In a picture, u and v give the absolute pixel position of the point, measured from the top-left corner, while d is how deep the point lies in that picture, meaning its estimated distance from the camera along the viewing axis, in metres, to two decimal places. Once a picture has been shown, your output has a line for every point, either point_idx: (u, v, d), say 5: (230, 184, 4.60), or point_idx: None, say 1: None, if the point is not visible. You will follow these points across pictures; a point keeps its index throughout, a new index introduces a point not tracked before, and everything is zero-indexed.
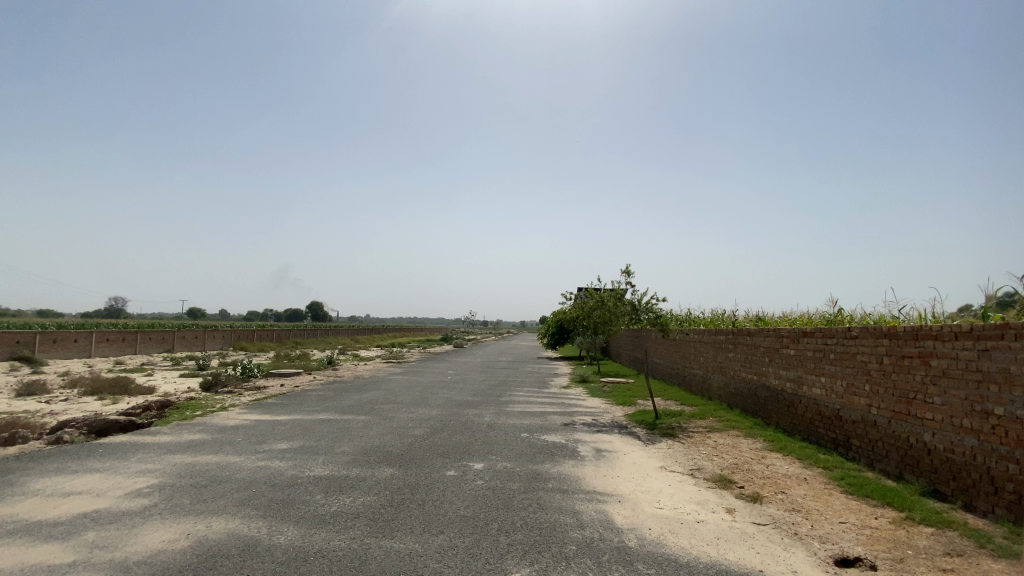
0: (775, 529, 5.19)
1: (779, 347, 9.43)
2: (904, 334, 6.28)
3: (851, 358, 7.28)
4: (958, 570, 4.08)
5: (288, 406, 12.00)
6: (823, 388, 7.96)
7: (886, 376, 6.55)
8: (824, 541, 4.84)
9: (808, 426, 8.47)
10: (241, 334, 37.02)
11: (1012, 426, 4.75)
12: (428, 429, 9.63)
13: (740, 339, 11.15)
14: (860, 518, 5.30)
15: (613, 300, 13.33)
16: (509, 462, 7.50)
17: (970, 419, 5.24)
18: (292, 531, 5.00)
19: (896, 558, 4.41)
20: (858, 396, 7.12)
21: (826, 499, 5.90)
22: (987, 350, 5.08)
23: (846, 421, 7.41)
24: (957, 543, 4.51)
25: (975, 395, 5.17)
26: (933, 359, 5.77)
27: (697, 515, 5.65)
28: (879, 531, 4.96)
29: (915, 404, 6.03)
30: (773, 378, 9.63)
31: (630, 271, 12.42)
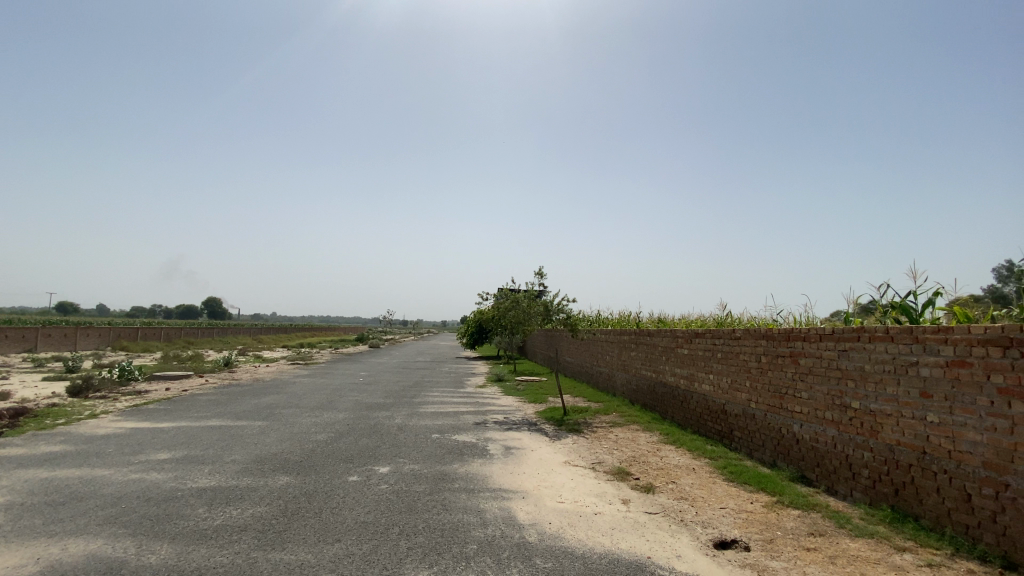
0: (664, 517, 5.54)
1: (675, 346, 10.11)
2: (778, 335, 6.97)
3: (735, 356, 7.97)
4: (818, 548, 4.58)
5: (173, 412, 10.89)
6: (712, 384, 8.65)
7: (763, 373, 7.24)
8: (706, 526, 5.24)
9: (698, 419, 9.15)
10: (123, 333, 33.18)
11: (866, 418, 5.41)
12: (332, 433, 9.20)
13: (641, 339, 11.82)
14: (738, 503, 5.81)
15: (528, 301, 13.66)
16: (416, 464, 7.35)
17: (831, 412, 5.92)
18: (166, 550, 4.52)
19: (766, 539, 4.87)
20: (740, 391, 7.81)
21: (710, 486, 6.41)
22: (845, 350, 5.75)
23: (730, 414, 8.10)
24: (820, 524, 5.06)
25: (836, 390, 5.84)
26: (802, 358, 6.45)
27: (595, 507, 5.89)
28: (753, 515, 5.45)
29: (786, 398, 6.71)
30: (669, 375, 10.31)
31: (543, 273, 12.73)
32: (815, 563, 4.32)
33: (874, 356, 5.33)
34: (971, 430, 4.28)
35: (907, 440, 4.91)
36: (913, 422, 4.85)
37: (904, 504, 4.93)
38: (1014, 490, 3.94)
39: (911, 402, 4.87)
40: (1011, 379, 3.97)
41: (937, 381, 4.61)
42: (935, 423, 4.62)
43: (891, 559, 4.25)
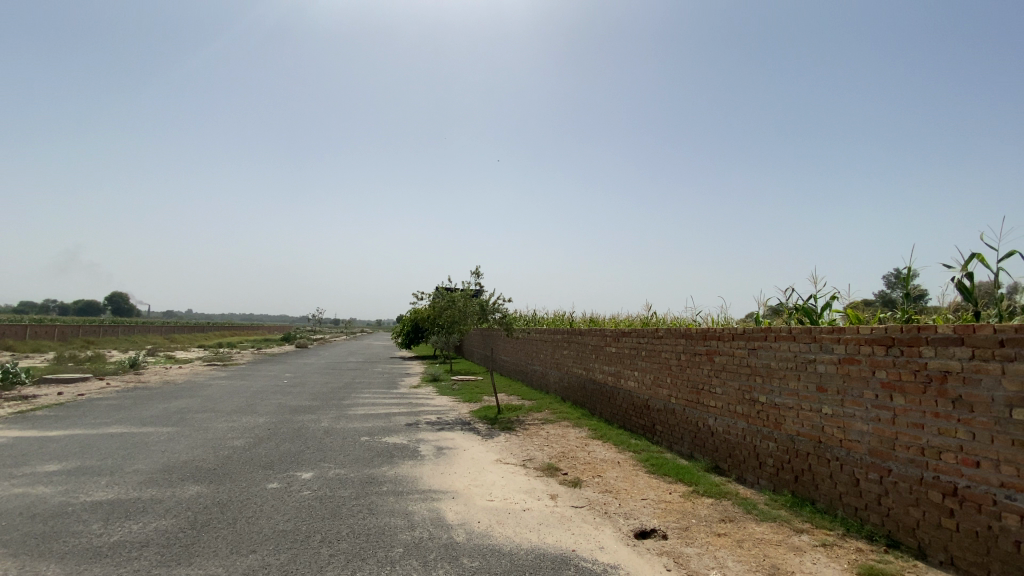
0: (589, 510, 5.72)
1: (604, 345, 10.46)
2: (696, 334, 7.40)
3: (658, 354, 8.37)
4: (727, 533, 4.91)
5: (65, 419, 9.80)
6: (637, 381, 9.03)
7: (682, 370, 7.66)
8: (628, 517, 5.47)
9: (624, 414, 9.53)
10: (7, 331, 29.46)
11: (771, 411, 5.87)
12: (251, 439, 8.68)
13: (573, 338, 12.13)
14: (658, 493, 6.11)
15: (464, 299, 13.55)
16: (342, 468, 7.10)
17: (741, 406, 6.37)
18: (52, 572, 4.06)
19: (682, 526, 5.16)
20: (662, 387, 8.22)
21: (632, 479, 6.69)
22: (754, 348, 6.21)
23: (652, 409, 8.50)
24: (730, 511, 5.44)
25: (745, 385, 6.29)
26: (717, 355, 6.88)
27: (524, 504, 5.97)
28: (671, 504, 5.76)
29: (703, 393, 7.14)
30: (598, 372, 10.65)
31: (479, 272, 12.71)
32: (724, 547, 4.63)
33: (779, 354, 5.79)
34: (859, 420, 4.75)
35: (806, 430, 5.37)
36: (811, 413, 5.31)
37: (803, 489, 5.39)
38: (894, 474, 4.41)
39: (810, 396, 5.33)
40: (892, 374, 4.44)
41: (831, 376, 5.08)
42: (829, 414, 5.09)
43: (790, 540, 4.65)
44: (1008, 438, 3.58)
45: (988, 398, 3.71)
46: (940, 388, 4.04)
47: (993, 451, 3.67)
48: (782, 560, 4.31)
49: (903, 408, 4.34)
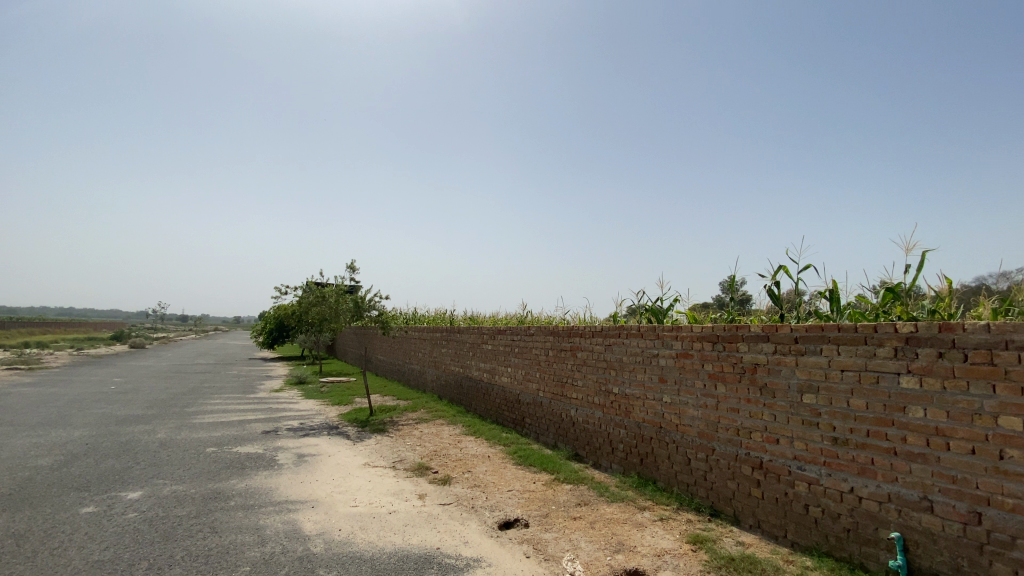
0: (456, 506, 5.78)
1: (480, 342, 10.63)
2: (562, 331, 7.86)
3: (529, 350, 8.74)
4: (582, 516, 5.30)
5: None
6: (509, 376, 9.34)
7: (549, 364, 8.09)
8: (494, 509, 5.64)
9: (497, 410, 9.80)
10: None
11: (622, 401, 6.47)
12: (62, 456, 7.29)
13: (451, 336, 12.14)
14: (523, 484, 6.39)
15: (336, 296, 12.75)
16: (181, 485, 6.29)
17: (598, 397, 6.92)
18: None
19: (543, 514, 5.45)
20: (531, 382, 8.61)
21: (500, 471, 6.91)
22: (610, 344, 6.78)
23: (523, 403, 8.86)
24: (586, 495, 5.88)
25: (602, 378, 6.84)
26: (579, 350, 7.39)
27: (390, 506, 5.84)
28: (534, 493, 6.06)
29: (566, 386, 7.62)
30: (474, 369, 10.82)
31: (354, 267, 12.10)
32: (579, 530, 4.99)
33: (630, 349, 6.39)
34: (691, 407, 5.43)
35: (650, 417, 6.01)
36: (654, 402, 5.95)
37: (647, 471, 6.03)
38: (717, 453, 5.12)
39: (653, 386, 5.97)
40: (717, 366, 5.14)
41: (670, 369, 5.75)
42: (668, 402, 5.75)
43: (634, 518, 5.17)
44: (799, 419, 4.34)
45: (786, 385, 4.46)
46: (752, 377, 4.77)
47: (788, 430, 4.42)
48: (626, 536, 4.77)
49: (725, 395, 5.05)
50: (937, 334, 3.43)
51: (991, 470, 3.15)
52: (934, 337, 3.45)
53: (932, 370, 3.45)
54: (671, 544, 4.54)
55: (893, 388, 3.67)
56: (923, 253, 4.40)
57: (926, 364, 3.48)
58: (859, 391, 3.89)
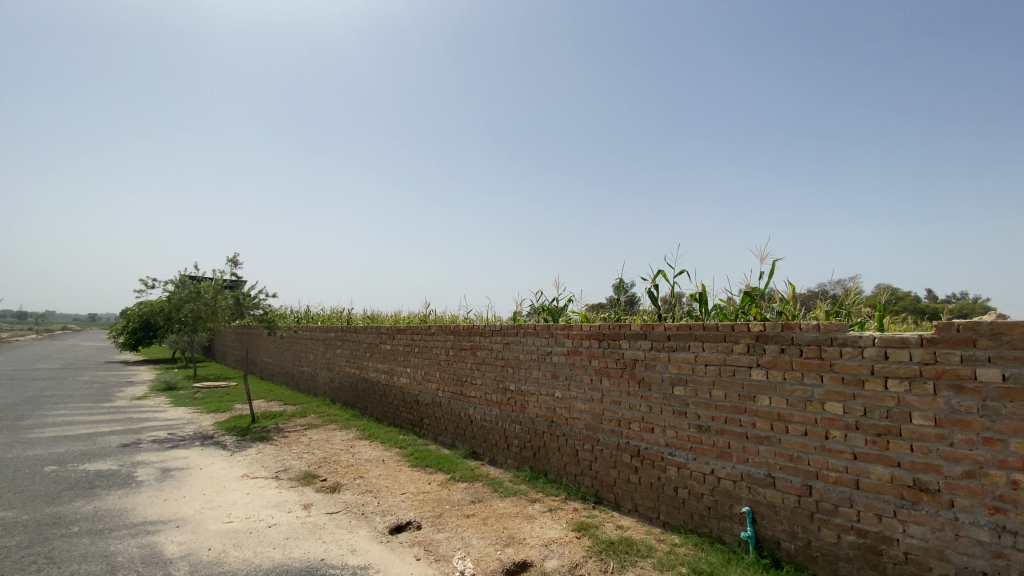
0: (344, 514, 5.52)
1: (378, 342, 10.26)
2: (462, 330, 7.82)
3: (428, 350, 8.60)
4: (475, 514, 5.35)
5: None
6: (408, 377, 9.13)
7: (449, 364, 8.03)
8: (385, 514, 5.48)
9: (394, 412, 9.54)
10: None
11: (518, 397, 6.63)
12: None
13: (346, 336, 11.56)
14: (418, 486, 6.28)
15: (214, 292, 11.56)
16: (6, 512, 5.31)
17: (495, 395, 7.02)
18: None
19: (436, 514, 5.40)
20: (430, 382, 8.50)
21: (394, 475, 6.73)
22: (508, 342, 6.89)
23: (421, 404, 8.71)
24: (480, 492, 5.94)
25: (500, 375, 6.94)
26: (478, 349, 7.42)
27: (270, 519, 5.43)
28: (428, 494, 5.98)
29: (465, 385, 7.63)
30: (371, 371, 10.42)
31: (236, 261, 11.06)
32: (471, 527, 5.02)
33: (526, 347, 6.56)
34: (580, 401, 5.72)
35: (543, 412, 6.22)
36: (547, 397, 6.17)
37: (539, 464, 6.24)
38: (601, 443, 5.44)
39: (547, 382, 6.19)
40: (603, 362, 5.46)
41: (562, 365, 6.00)
42: (559, 397, 6.00)
43: (524, 511, 5.31)
44: (671, 409, 4.75)
45: (660, 378, 4.87)
46: (632, 372, 5.13)
47: (662, 419, 4.82)
48: (517, 529, 4.90)
49: (609, 388, 5.38)
50: (780, 332, 3.95)
51: (819, 449, 3.68)
52: (778, 335, 3.96)
53: (776, 363, 3.96)
54: (558, 533, 4.74)
55: (746, 380, 4.16)
56: (774, 262, 4.80)
57: (771, 359, 4.00)
58: (719, 383, 4.35)
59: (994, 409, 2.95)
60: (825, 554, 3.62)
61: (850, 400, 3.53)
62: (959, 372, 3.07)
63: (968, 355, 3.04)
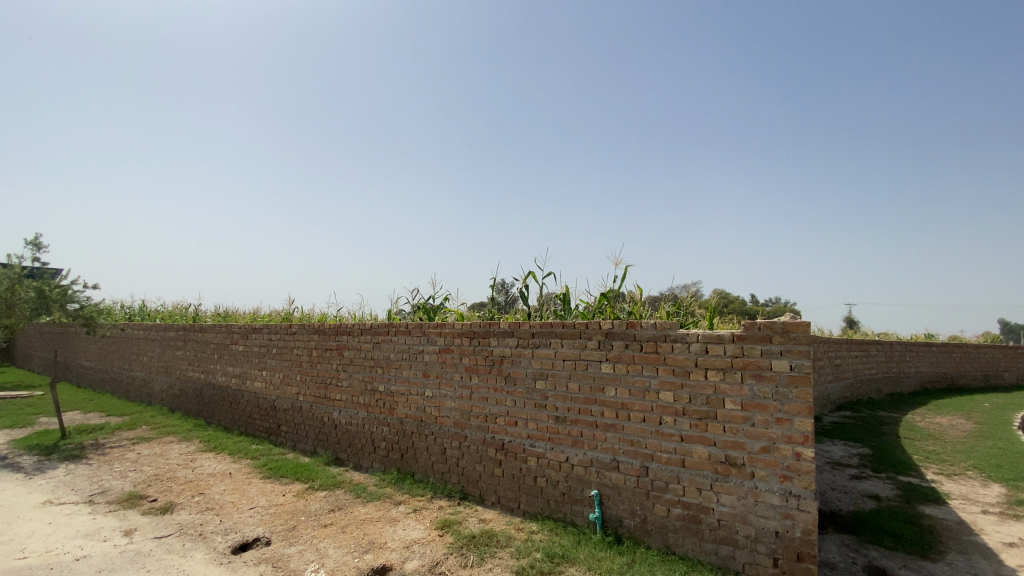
0: (177, 537, 4.87)
1: (229, 343, 9.22)
2: (327, 329, 7.34)
3: (289, 351, 7.95)
4: (333, 522, 5.06)
5: None
6: (264, 381, 8.36)
7: (312, 366, 7.52)
8: (228, 532, 4.95)
9: (247, 419, 8.67)
10: None
11: (386, 398, 6.43)
12: None
13: (190, 336, 10.23)
14: (270, 498, 5.77)
15: (9, 282, 9.43)
16: None
17: (362, 397, 6.73)
18: None
19: (288, 527, 5.01)
20: (290, 385, 7.88)
21: (242, 489, 6.11)
22: (378, 341, 6.62)
23: (278, 410, 8.04)
24: (341, 499, 5.65)
25: (368, 377, 6.67)
26: (345, 349, 7.03)
27: (79, 551, 4.59)
28: (282, 507, 5.52)
29: (329, 388, 7.21)
30: (220, 375, 9.34)
31: (42, 246, 9.14)
32: (327, 537, 4.74)
33: (396, 346, 6.37)
34: (449, 399, 5.72)
35: (412, 413, 6.11)
36: (416, 397, 6.08)
37: (406, 465, 6.12)
38: (468, 439, 5.50)
39: (417, 381, 6.09)
40: (473, 359, 5.52)
41: (432, 364, 5.95)
42: (429, 396, 5.94)
43: (387, 514, 5.17)
44: (532, 402, 4.97)
45: (524, 374, 5.06)
46: (499, 368, 5.27)
47: (524, 412, 5.02)
48: (378, 534, 4.74)
49: (477, 385, 5.46)
50: (625, 330, 4.35)
51: (655, 433, 4.11)
52: (624, 332, 4.36)
53: (622, 358, 4.34)
54: (421, 534, 4.68)
55: (597, 373, 4.50)
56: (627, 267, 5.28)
57: (617, 353, 4.38)
58: (575, 376, 4.65)
59: (783, 394, 3.54)
60: (657, 527, 4.06)
61: (679, 388, 4.01)
62: (759, 363, 3.64)
63: (766, 349, 3.62)
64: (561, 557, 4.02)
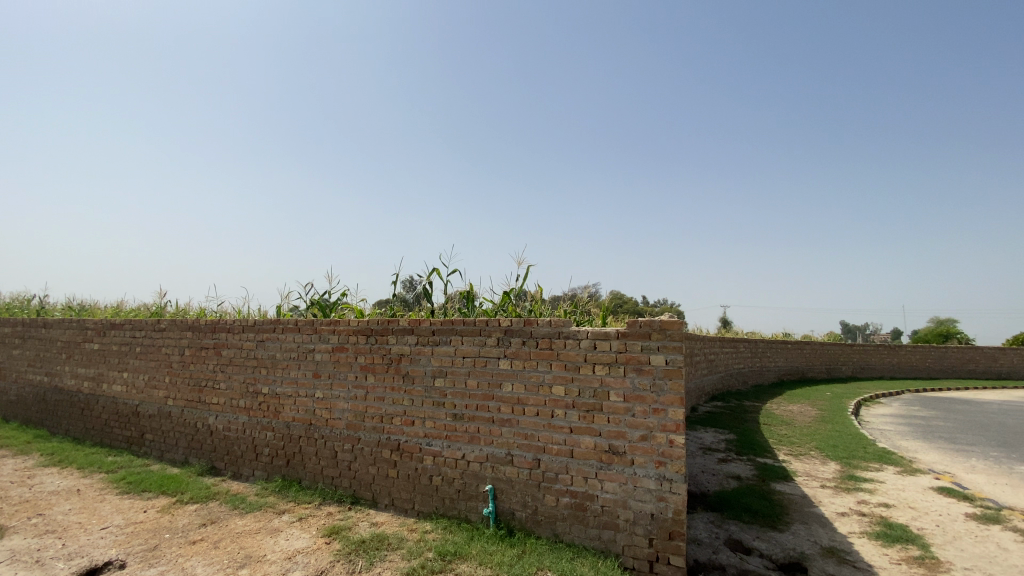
0: (5, 567, 4.14)
1: (81, 341, 8.03)
2: (203, 326, 6.66)
3: (156, 350, 7.10)
4: (204, 538, 4.60)
5: None
6: (125, 384, 7.40)
7: (184, 367, 6.79)
8: (73, 557, 4.30)
9: (102, 428, 7.61)
10: None
11: (271, 401, 5.98)
12: None
13: (30, 333, 8.76)
14: (128, 516, 5.10)
15: None
16: None
17: (244, 400, 6.20)
18: None
19: (149, 547, 4.47)
20: (157, 388, 7.04)
21: (94, 506, 5.34)
22: (262, 339, 6.14)
23: (142, 416, 7.15)
24: (214, 512, 5.15)
25: (250, 378, 6.16)
26: (224, 348, 6.43)
27: None
28: (142, 525, 4.91)
29: (205, 390, 6.56)
30: (69, 378, 8.11)
31: None
32: (196, 555, 4.30)
33: (283, 345, 5.95)
34: (342, 400, 5.46)
35: (300, 415, 5.75)
36: (305, 399, 5.72)
37: (292, 471, 5.74)
38: (361, 441, 5.30)
39: (306, 382, 5.74)
40: (368, 358, 5.32)
41: (324, 363, 5.64)
42: (320, 397, 5.63)
43: (268, 525, 4.81)
44: (430, 400, 4.90)
45: (423, 372, 4.97)
46: (397, 366, 5.13)
47: (422, 411, 4.94)
48: (256, 546, 4.39)
49: (373, 385, 5.28)
50: (523, 327, 4.45)
51: (547, 426, 4.25)
52: (521, 329, 4.46)
53: (518, 354, 4.44)
54: (305, 543, 4.42)
55: (495, 369, 4.56)
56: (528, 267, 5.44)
57: (515, 350, 4.47)
58: (474, 373, 4.67)
59: (659, 385, 3.84)
60: (548, 517, 4.20)
61: (570, 382, 4.18)
62: (640, 358, 3.92)
63: (645, 345, 3.91)
64: (453, 554, 4.00)
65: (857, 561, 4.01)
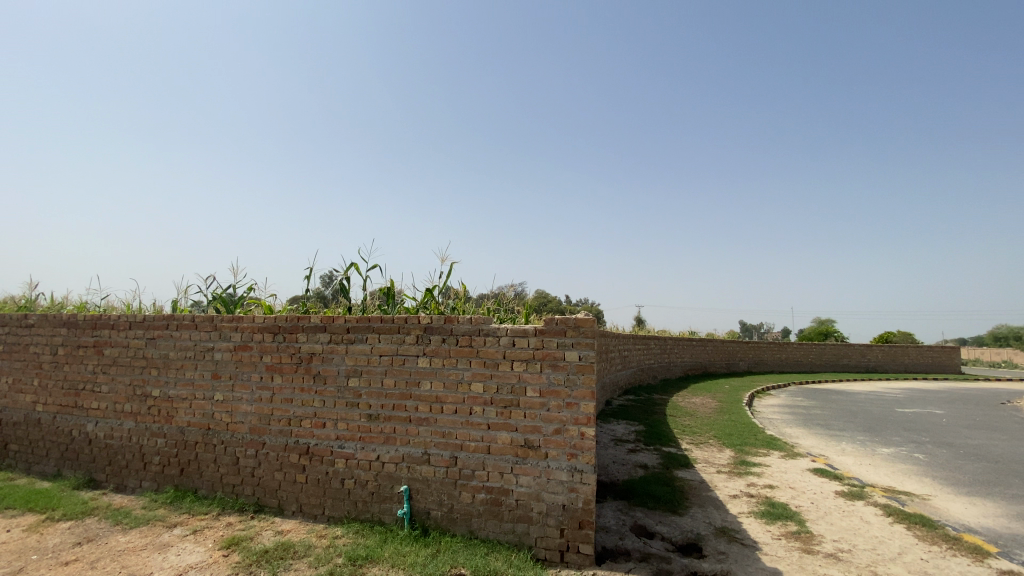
0: None
1: None
2: (82, 322, 5.94)
3: (22, 349, 6.23)
4: (79, 558, 4.11)
5: None
6: None
7: (57, 368, 6.01)
8: None
9: None
10: None
11: (163, 404, 5.46)
12: None
13: None
14: None
15: None
16: None
17: (130, 404, 5.61)
18: None
19: (11, 571, 3.91)
20: (24, 392, 6.17)
21: None
22: (153, 337, 5.58)
23: (4, 424, 6.24)
24: (91, 529, 4.61)
25: (139, 380, 5.59)
26: (106, 347, 5.77)
27: None
28: (2, 546, 4.28)
29: (82, 394, 5.85)
30: None
31: None
32: None
33: (178, 343, 5.45)
34: (245, 402, 5.11)
35: (197, 420, 5.31)
36: (203, 402, 5.29)
37: (187, 481, 5.28)
38: (266, 445, 4.98)
39: (204, 383, 5.30)
40: (276, 358, 5.02)
41: (226, 363, 5.24)
42: (220, 400, 5.23)
43: (158, 540, 4.39)
44: (343, 401, 4.72)
45: (336, 372, 4.78)
46: (308, 366, 4.88)
47: (334, 413, 4.75)
48: (142, 564, 3.99)
49: (281, 386, 4.99)
50: (442, 324, 4.43)
51: (464, 423, 4.26)
52: (441, 327, 4.43)
53: (438, 352, 4.40)
54: (199, 557, 4.08)
55: (413, 367, 4.48)
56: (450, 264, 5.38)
57: (434, 348, 4.43)
58: (390, 372, 4.57)
59: (573, 380, 3.98)
60: (463, 515, 4.21)
61: (488, 379, 4.21)
62: (555, 355, 4.03)
63: (561, 342, 4.03)
64: (364, 558, 3.89)
65: (745, 539, 4.41)
